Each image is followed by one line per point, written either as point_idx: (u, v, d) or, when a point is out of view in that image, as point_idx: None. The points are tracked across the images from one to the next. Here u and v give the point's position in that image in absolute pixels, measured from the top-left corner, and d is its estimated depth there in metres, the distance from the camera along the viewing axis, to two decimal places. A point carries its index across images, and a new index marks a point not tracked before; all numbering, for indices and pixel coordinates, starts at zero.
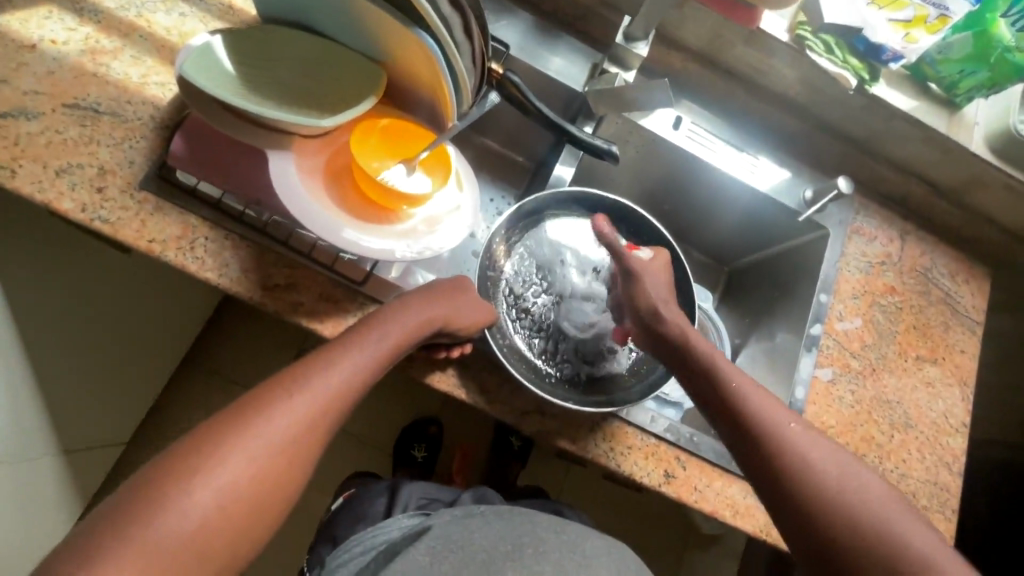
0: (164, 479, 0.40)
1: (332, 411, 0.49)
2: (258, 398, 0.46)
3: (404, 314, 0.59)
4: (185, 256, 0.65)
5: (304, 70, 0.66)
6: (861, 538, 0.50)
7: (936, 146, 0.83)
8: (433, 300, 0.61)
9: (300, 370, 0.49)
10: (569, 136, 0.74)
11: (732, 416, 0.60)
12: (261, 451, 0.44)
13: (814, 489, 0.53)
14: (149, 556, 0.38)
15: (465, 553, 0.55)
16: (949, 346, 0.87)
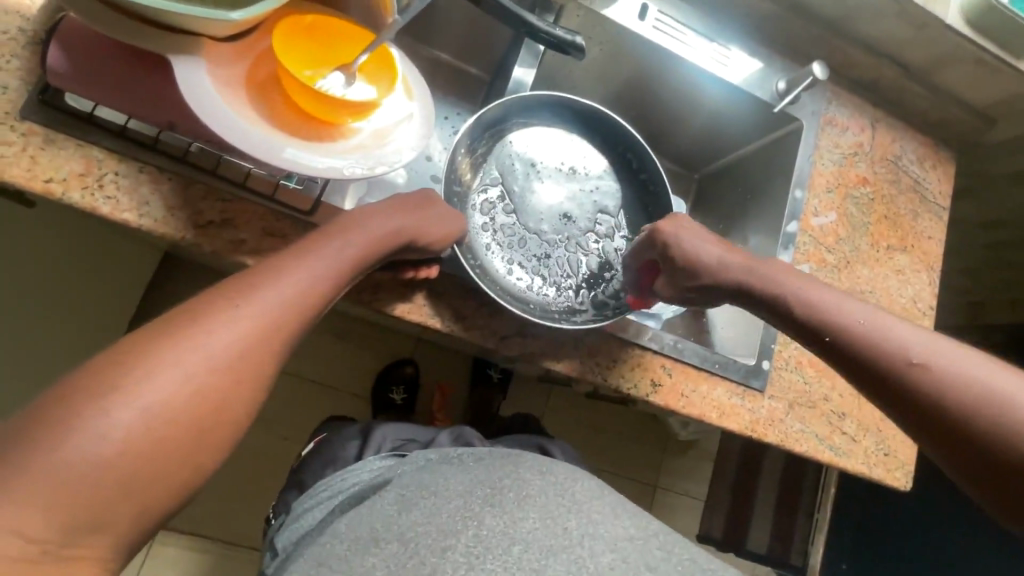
0: (82, 396, 0.35)
1: (280, 326, 0.43)
2: (196, 309, 0.41)
3: (364, 224, 0.52)
4: (94, 197, 0.55)
5: None
6: (991, 421, 0.46)
7: (912, 23, 0.78)
8: (396, 212, 0.55)
9: (243, 280, 0.44)
10: (528, 28, 0.66)
11: (814, 334, 0.56)
12: (197, 364, 0.39)
13: (923, 385, 0.49)
14: (63, 478, 0.33)
15: (434, 500, 0.52)
16: (918, 233, 0.88)
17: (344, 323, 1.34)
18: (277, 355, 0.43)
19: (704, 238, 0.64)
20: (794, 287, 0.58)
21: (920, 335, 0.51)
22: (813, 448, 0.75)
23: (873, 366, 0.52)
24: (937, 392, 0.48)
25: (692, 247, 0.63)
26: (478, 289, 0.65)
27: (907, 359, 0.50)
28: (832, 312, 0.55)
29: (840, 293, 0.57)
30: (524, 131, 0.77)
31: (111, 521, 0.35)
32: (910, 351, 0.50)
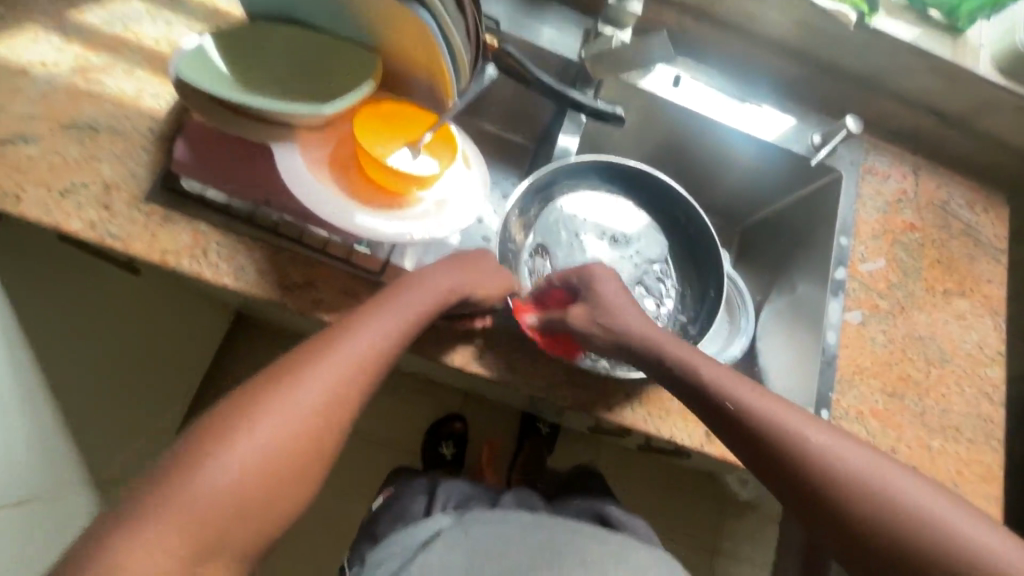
0: (206, 440, 0.43)
1: (359, 375, 0.49)
2: (292, 363, 0.48)
3: (427, 276, 0.58)
4: (200, 264, 0.64)
5: (298, 63, 0.66)
6: (924, 551, 0.47)
7: (944, 75, 0.80)
8: (455, 267, 0.61)
9: (328, 337, 0.51)
10: (572, 103, 0.72)
11: (756, 441, 0.55)
12: (293, 411, 0.46)
13: (867, 507, 0.49)
14: (190, 510, 0.41)
15: (505, 562, 0.59)
16: (976, 277, 0.86)
17: (398, 377, 1.40)
18: (356, 401, 0.49)
19: (630, 307, 0.66)
20: (738, 390, 0.57)
21: (851, 447, 0.52)
22: None
23: (819, 485, 0.51)
24: (858, 504, 0.50)
25: (613, 319, 0.65)
26: (533, 343, 0.69)
27: (846, 475, 0.51)
28: (762, 410, 0.55)
29: (775, 395, 0.57)
30: (572, 191, 0.82)
31: (228, 543, 0.42)
32: (850, 466, 0.51)
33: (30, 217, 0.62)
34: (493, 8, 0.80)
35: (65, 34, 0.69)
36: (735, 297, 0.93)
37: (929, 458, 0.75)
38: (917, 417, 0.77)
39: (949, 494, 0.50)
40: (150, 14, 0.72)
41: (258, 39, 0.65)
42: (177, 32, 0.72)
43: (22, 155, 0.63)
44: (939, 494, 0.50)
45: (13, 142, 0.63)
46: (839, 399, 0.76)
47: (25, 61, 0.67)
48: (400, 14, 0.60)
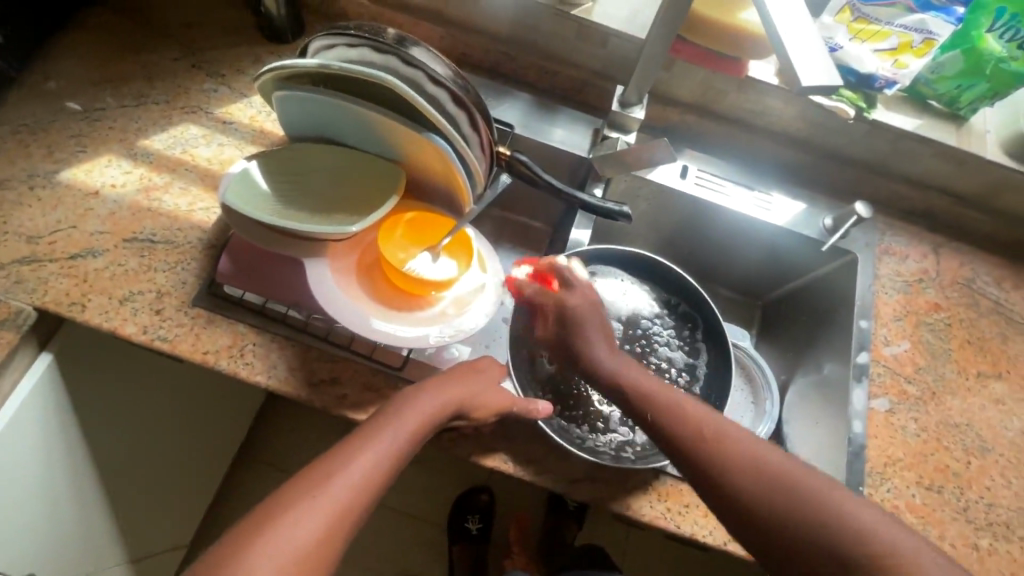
0: None
1: (349, 509, 0.51)
2: (279, 505, 0.50)
3: (419, 398, 0.61)
4: (237, 363, 0.69)
5: (330, 179, 0.73)
6: (785, 507, 0.52)
7: (952, 160, 0.81)
8: (446, 383, 0.63)
9: (319, 469, 0.53)
10: (581, 203, 0.76)
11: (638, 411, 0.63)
12: (281, 558, 0.46)
13: (727, 468, 0.56)
14: None
15: None
16: (1012, 357, 0.83)
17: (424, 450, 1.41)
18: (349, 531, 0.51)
19: (597, 336, 0.68)
20: (622, 368, 0.66)
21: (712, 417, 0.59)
22: None
23: (682, 441, 0.59)
24: (745, 477, 0.55)
25: (585, 342, 0.68)
26: (548, 437, 0.70)
27: (702, 436, 0.58)
28: (626, 373, 0.65)
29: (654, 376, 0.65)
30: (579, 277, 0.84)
31: None
32: (709, 429, 0.58)
33: (91, 323, 0.69)
34: (508, 115, 0.86)
35: (133, 158, 0.79)
36: (757, 378, 0.92)
37: (978, 560, 0.71)
38: (960, 513, 0.73)
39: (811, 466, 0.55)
40: (206, 137, 0.82)
41: (295, 158, 0.73)
42: (228, 152, 0.81)
43: (90, 267, 0.71)
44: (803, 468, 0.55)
45: (83, 256, 0.72)
46: (872, 493, 0.73)
47: (98, 184, 0.76)
48: (421, 140, 0.67)
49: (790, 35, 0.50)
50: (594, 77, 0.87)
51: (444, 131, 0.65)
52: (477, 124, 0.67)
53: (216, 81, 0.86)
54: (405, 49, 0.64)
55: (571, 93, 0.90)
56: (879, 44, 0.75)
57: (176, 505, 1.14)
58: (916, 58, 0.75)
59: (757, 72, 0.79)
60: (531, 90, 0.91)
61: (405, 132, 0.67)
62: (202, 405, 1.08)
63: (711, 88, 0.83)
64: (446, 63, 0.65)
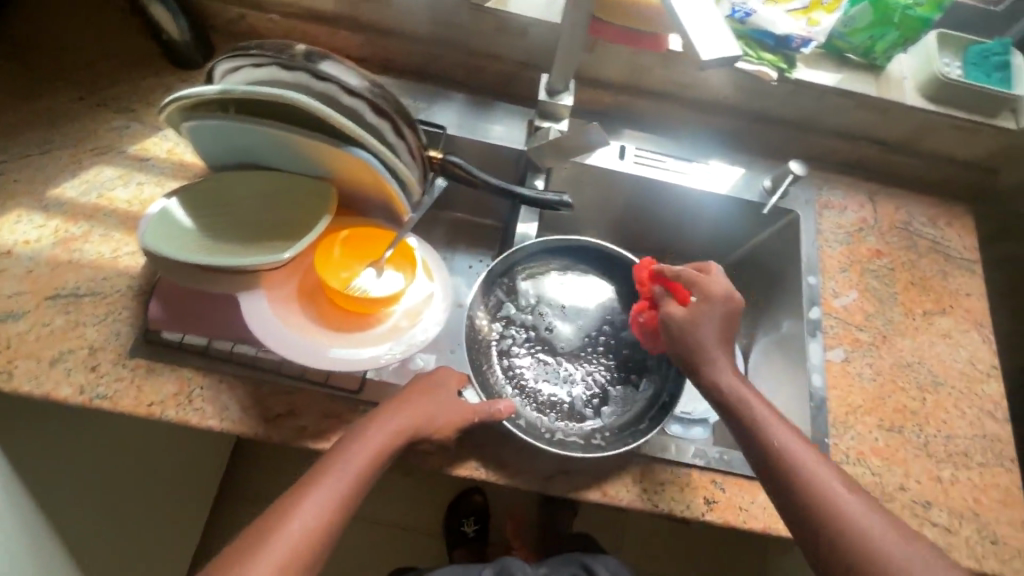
0: None
1: (299, 554, 0.53)
2: (231, 557, 0.52)
3: (372, 430, 0.61)
4: (186, 410, 0.66)
5: (258, 206, 0.70)
6: (850, 543, 0.54)
7: (876, 110, 0.83)
8: (400, 408, 0.63)
9: (271, 518, 0.54)
10: (521, 198, 0.75)
11: (736, 418, 0.62)
12: None
13: (812, 499, 0.56)
14: None
15: None
16: (953, 292, 0.86)
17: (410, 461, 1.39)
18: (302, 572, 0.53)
19: (717, 337, 0.65)
20: (730, 379, 0.64)
21: (806, 448, 0.59)
22: None
23: (772, 459, 0.59)
24: (827, 514, 0.56)
25: (699, 334, 0.65)
26: (517, 436, 0.69)
27: (797, 463, 0.58)
28: (734, 386, 0.63)
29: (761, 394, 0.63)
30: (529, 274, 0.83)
31: None
32: (801, 457, 0.58)
33: (21, 391, 0.65)
34: (438, 116, 0.85)
35: (45, 210, 0.74)
36: None
37: (942, 491, 0.74)
38: (921, 448, 0.76)
39: (884, 512, 0.57)
40: (122, 177, 0.77)
41: (217, 189, 0.70)
42: (148, 190, 0.77)
43: (12, 332, 0.67)
44: (869, 507, 0.56)
45: (3, 321, 0.67)
46: (837, 442, 0.75)
47: (9, 242, 0.71)
48: (346, 154, 0.65)
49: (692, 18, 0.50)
50: (520, 68, 0.86)
51: (367, 143, 0.63)
52: (402, 130, 0.66)
53: (125, 117, 0.81)
54: (315, 64, 0.61)
55: (500, 86, 0.89)
56: (790, 4, 0.77)
57: (157, 559, 1.10)
58: (827, 14, 0.77)
59: (678, 45, 0.79)
60: (459, 88, 0.89)
61: (327, 149, 0.65)
62: (167, 453, 1.03)
63: (636, 66, 0.82)
64: (359, 73, 0.63)
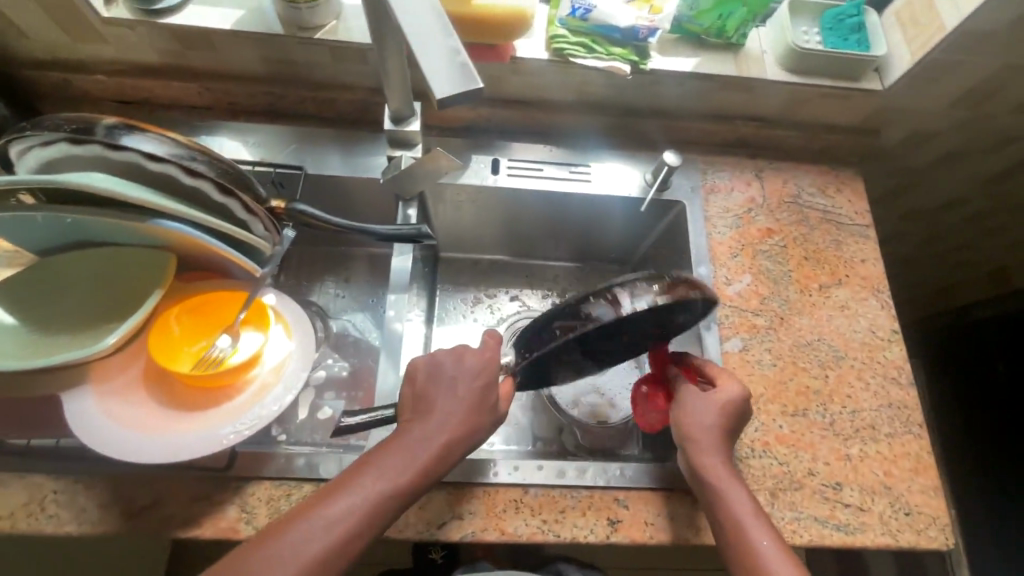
0: None
1: None
2: None
3: (434, 417, 0.56)
4: (38, 519, 0.61)
5: (89, 288, 0.65)
6: None
7: (740, 89, 0.81)
8: (356, 485, 0.52)
9: None
10: (378, 235, 0.72)
11: (707, 486, 0.62)
12: None
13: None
14: None
15: None
16: (848, 261, 0.85)
17: None
18: None
19: (711, 429, 0.64)
20: (712, 455, 0.63)
21: (765, 529, 0.58)
22: (817, 534, 0.68)
23: (727, 531, 0.59)
24: None
25: (687, 412, 0.66)
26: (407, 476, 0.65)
27: (750, 540, 0.58)
28: (713, 458, 0.63)
29: (734, 469, 0.63)
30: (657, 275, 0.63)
31: None
32: (754, 536, 0.58)
33: None
34: (294, 157, 0.81)
35: None
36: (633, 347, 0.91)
37: (851, 470, 0.72)
38: (828, 428, 0.74)
39: None
40: None
41: (43, 280, 0.65)
42: None
43: None
44: None
45: None
46: (741, 437, 0.73)
47: None
48: (163, 225, 0.61)
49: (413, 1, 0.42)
50: (373, 94, 0.82)
51: (180, 210, 0.60)
52: (226, 186, 0.62)
53: None
54: (114, 135, 0.58)
55: (360, 116, 0.85)
56: None
57: None
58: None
59: (525, 51, 0.75)
60: (317, 124, 0.85)
61: (142, 223, 0.61)
62: None
63: (489, 77, 0.79)
64: (164, 140, 0.60)
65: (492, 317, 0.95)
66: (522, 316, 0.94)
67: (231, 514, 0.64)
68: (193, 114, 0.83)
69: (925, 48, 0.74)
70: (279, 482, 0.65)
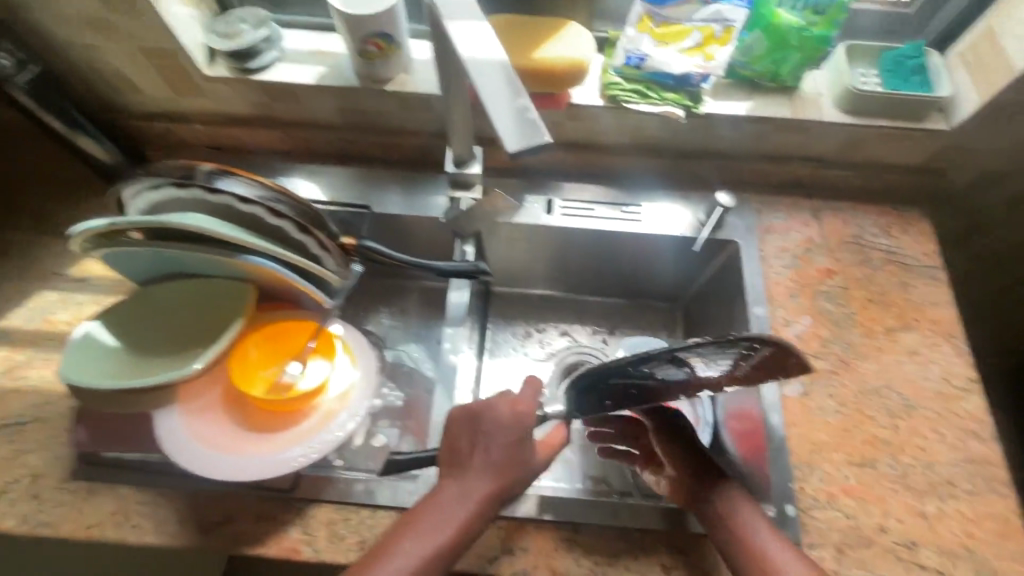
0: None
1: None
2: None
3: (472, 474, 0.56)
4: (123, 528, 0.66)
5: (179, 314, 0.72)
6: None
7: (796, 130, 0.81)
8: (398, 542, 0.53)
9: None
10: (439, 271, 0.75)
11: (725, 534, 0.60)
12: None
13: None
14: None
15: None
16: (917, 304, 0.81)
17: None
18: None
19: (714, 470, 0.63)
20: (725, 500, 0.62)
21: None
22: None
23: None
24: None
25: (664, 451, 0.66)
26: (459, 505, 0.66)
27: None
28: (727, 501, 0.61)
29: (758, 511, 0.61)
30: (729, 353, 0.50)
31: None
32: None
33: None
34: (363, 196, 0.87)
35: None
36: None
37: (928, 529, 0.67)
38: (899, 482, 0.70)
39: None
40: (64, 300, 0.81)
41: (139, 305, 0.72)
42: (88, 309, 0.80)
43: None
44: None
45: None
46: (803, 487, 0.70)
47: None
48: (248, 260, 0.67)
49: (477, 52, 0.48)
50: (437, 139, 0.87)
51: (265, 248, 0.66)
52: (304, 225, 0.68)
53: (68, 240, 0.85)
54: (212, 180, 0.66)
55: (423, 158, 0.91)
56: (684, 43, 0.77)
57: None
58: (722, 47, 0.77)
59: (581, 97, 0.79)
60: (384, 166, 0.91)
61: (231, 259, 0.68)
62: None
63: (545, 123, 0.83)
64: (253, 184, 0.67)
65: (542, 352, 0.96)
66: (571, 351, 0.94)
67: (293, 535, 0.67)
68: (273, 157, 0.91)
69: (994, 88, 0.72)
70: (339, 506, 0.68)
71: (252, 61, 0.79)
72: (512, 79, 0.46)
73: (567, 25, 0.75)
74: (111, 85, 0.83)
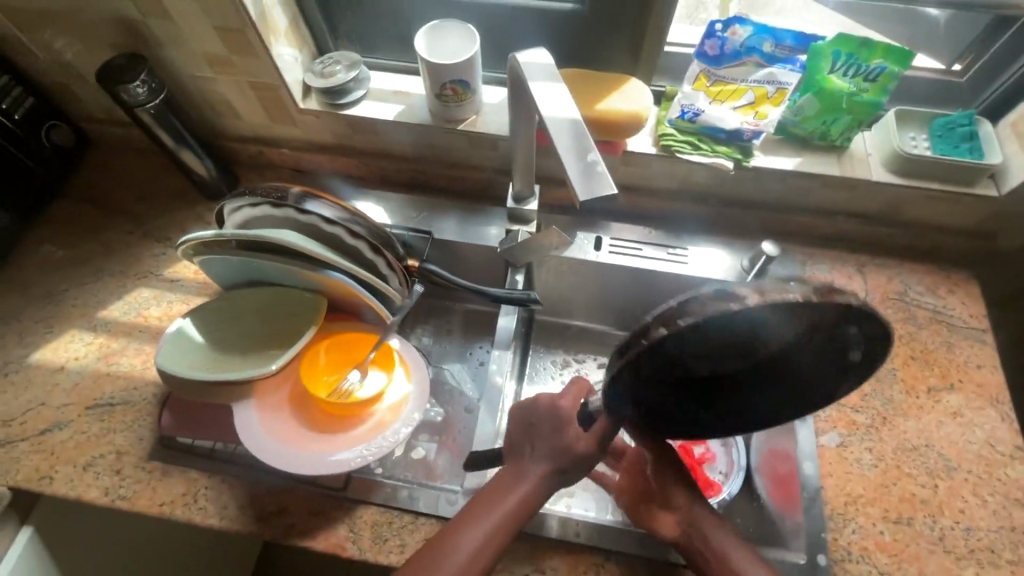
0: None
1: None
2: None
3: (524, 467, 0.58)
4: (191, 508, 0.73)
5: (258, 318, 0.80)
6: None
7: (843, 187, 0.84)
8: (462, 527, 0.54)
9: None
10: (493, 296, 0.81)
11: None
12: None
13: None
14: None
15: None
16: (962, 366, 0.81)
17: None
18: None
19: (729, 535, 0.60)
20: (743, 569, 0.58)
21: None
22: None
23: None
24: None
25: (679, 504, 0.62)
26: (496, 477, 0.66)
27: None
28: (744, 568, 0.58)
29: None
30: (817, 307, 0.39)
31: None
32: None
33: (58, 493, 0.74)
34: (424, 222, 0.94)
35: (94, 330, 0.87)
36: None
37: None
38: (937, 543, 0.69)
39: None
40: (156, 297, 0.90)
41: (223, 306, 0.80)
42: (176, 307, 0.89)
43: (56, 439, 0.78)
44: None
45: (51, 429, 0.79)
46: (836, 538, 0.70)
47: (63, 359, 0.84)
48: (326, 275, 0.75)
49: (555, 111, 0.54)
50: (497, 174, 0.95)
51: (342, 265, 0.73)
52: (377, 247, 0.76)
53: (164, 244, 0.96)
54: (302, 202, 0.74)
55: (483, 190, 0.98)
56: (737, 101, 0.82)
57: None
58: (775, 106, 0.81)
59: (636, 145, 0.85)
60: (446, 196, 0.99)
61: (310, 273, 0.75)
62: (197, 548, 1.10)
63: None
64: (336, 207, 0.75)
65: (579, 381, 1.00)
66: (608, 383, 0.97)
67: (341, 532, 0.72)
68: (348, 182, 1.00)
69: None
70: (384, 509, 0.73)
71: (341, 98, 0.89)
72: (583, 134, 0.52)
73: (628, 80, 0.81)
74: (217, 112, 0.94)
